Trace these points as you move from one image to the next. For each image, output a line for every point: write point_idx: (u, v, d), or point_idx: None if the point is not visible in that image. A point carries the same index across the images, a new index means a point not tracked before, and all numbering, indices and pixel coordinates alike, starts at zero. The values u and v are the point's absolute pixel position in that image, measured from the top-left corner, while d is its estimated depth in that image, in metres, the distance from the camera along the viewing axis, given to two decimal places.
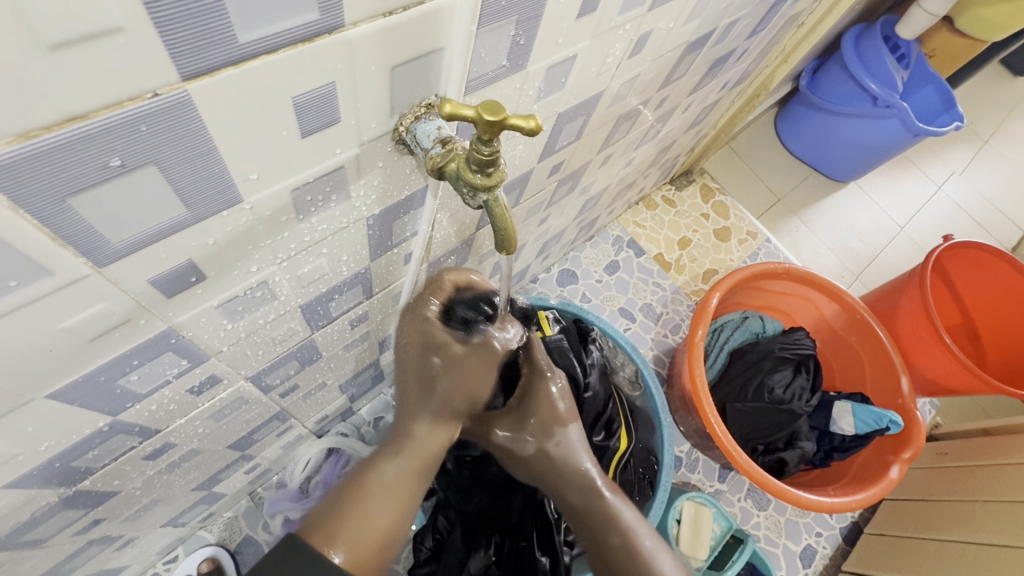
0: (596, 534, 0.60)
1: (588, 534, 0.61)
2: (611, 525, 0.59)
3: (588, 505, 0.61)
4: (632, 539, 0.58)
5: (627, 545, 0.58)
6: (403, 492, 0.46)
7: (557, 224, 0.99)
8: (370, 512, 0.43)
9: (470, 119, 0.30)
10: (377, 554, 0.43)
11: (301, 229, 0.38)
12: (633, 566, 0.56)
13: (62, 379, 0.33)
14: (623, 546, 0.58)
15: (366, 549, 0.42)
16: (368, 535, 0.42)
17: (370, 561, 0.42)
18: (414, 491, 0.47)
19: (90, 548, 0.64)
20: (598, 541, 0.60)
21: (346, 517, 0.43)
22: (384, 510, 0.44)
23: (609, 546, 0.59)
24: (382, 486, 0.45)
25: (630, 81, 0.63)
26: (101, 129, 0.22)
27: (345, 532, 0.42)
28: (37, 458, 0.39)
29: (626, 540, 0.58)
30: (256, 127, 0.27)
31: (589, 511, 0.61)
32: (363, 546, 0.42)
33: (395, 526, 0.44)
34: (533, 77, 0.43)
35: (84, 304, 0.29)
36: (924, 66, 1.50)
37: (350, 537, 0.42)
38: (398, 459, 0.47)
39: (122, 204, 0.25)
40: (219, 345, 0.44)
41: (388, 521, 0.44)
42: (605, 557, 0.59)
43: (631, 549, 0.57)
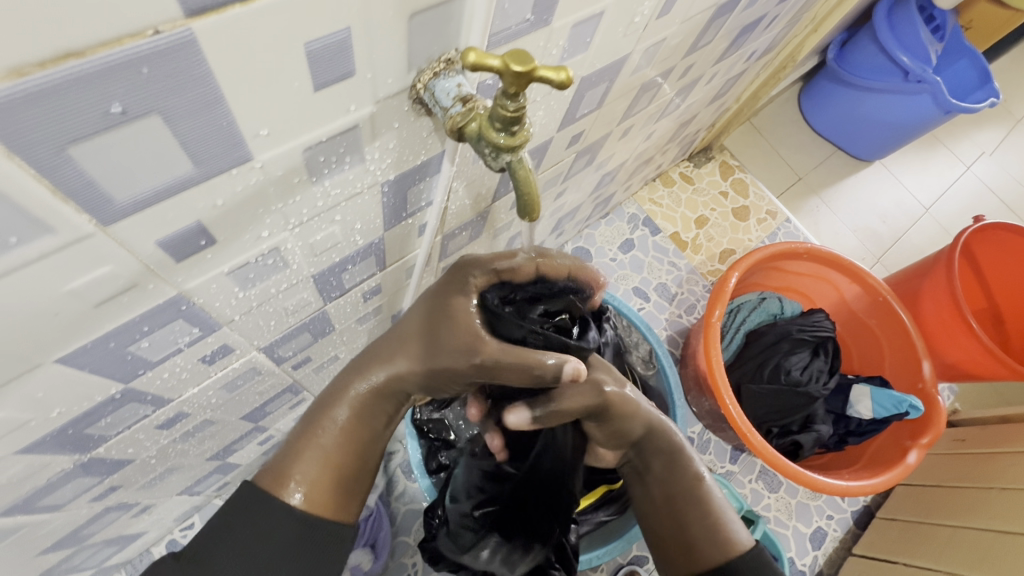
0: (670, 475, 0.58)
1: (658, 477, 0.58)
2: (689, 469, 0.58)
3: (669, 448, 0.59)
4: (705, 484, 0.57)
5: (701, 493, 0.57)
6: (358, 434, 0.46)
7: (573, 199, 0.96)
8: (324, 452, 0.45)
9: (496, 70, 0.28)
10: (333, 489, 0.45)
11: (313, 192, 0.36)
12: (706, 514, 0.55)
13: (70, 344, 0.32)
14: (697, 488, 0.57)
15: (321, 487, 0.44)
16: (327, 474, 0.45)
17: (328, 495, 0.45)
18: (367, 429, 0.47)
19: (107, 514, 0.64)
20: (669, 484, 0.57)
21: (300, 459, 0.44)
22: (342, 450, 0.45)
23: (682, 488, 0.57)
24: (335, 427, 0.45)
25: (655, 47, 0.59)
26: (100, 69, 0.20)
27: (299, 474, 0.44)
28: (49, 425, 0.38)
29: (692, 481, 0.57)
30: (266, 77, 0.25)
31: (663, 453, 0.59)
32: (321, 484, 0.44)
33: (352, 462, 0.46)
34: (558, 35, 0.41)
35: (89, 265, 0.28)
36: (959, 38, 1.42)
37: (306, 476, 0.44)
38: (357, 398, 0.46)
39: (124, 157, 0.24)
40: (231, 314, 0.42)
41: (343, 458, 0.45)
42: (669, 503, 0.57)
43: (704, 493, 0.57)
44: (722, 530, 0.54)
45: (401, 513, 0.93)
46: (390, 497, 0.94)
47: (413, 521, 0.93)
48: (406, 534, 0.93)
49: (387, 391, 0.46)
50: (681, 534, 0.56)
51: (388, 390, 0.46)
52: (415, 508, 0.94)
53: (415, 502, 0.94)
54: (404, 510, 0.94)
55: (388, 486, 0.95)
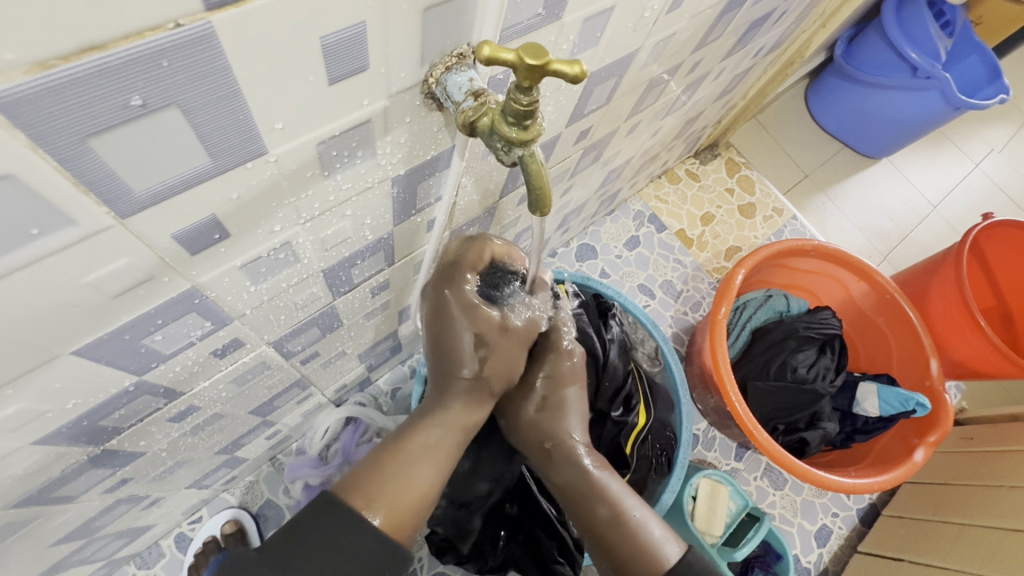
0: (585, 513, 0.59)
1: (577, 514, 0.60)
2: (598, 501, 0.58)
3: (576, 484, 0.60)
4: (621, 510, 0.57)
5: (617, 520, 0.57)
6: (438, 458, 0.51)
7: (579, 196, 0.96)
8: (408, 479, 0.48)
9: (510, 64, 0.28)
10: (411, 517, 0.47)
11: (325, 186, 0.36)
12: (625, 541, 0.55)
13: (87, 336, 0.33)
14: (610, 518, 0.57)
15: (402, 514, 0.47)
16: (408, 499, 0.47)
17: (408, 521, 0.47)
18: (444, 460, 0.52)
19: (118, 507, 0.65)
20: (586, 520, 0.59)
21: (386, 482, 0.47)
22: (422, 477, 0.49)
23: (600, 520, 0.57)
24: (420, 451, 0.51)
25: (664, 42, 0.59)
26: (122, 61, 0.20)
27: (383, 496, 0.46)
28: (64, 417, 0.39)
29: (614, 511, 0.57)
30: (282, 71, 0.25)
31: (575, 489, 0.60)
32: (400, 509, 0.47)
33: (431, 491, 0.50)
34: (569, 30, 0.41)
35: (107, 257, 0.28)
36: (969, 34, 1.41)
37: (388, 499, 0.46)
38: (439, 427, 0.53)
39: (143, 149, 0.24)
40: (242, 308, 0.43)
41: (425, 488, 0.49)
42: (597, 536, 0.58)
43: (620, 519, 0.57)
44: (640, 555, 0.54)
45: None
46: None
47: None
48: None
49: (461, 417, 0.55)
50: (613, 567, 0.56)
51: (463, 422, 0.55)
52: None
53: None
54: None
55: None
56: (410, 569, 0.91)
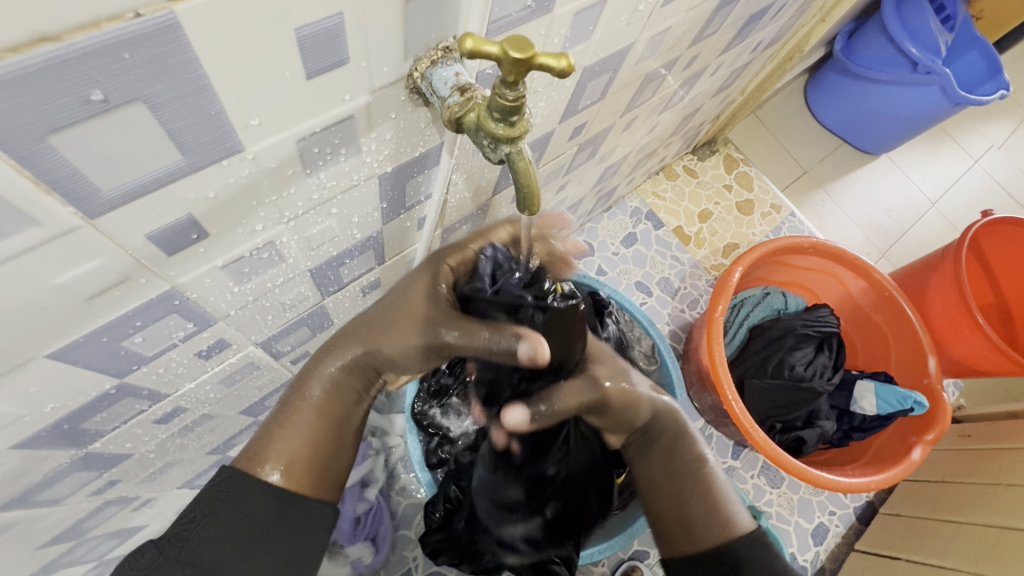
0: (670, 454, 0.55)
1: (657, 452, 0.56)
2: (689, 447, 0.55)
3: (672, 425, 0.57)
4: (705, 459, 0.55)
5: (702, 471, 0.54)
6: (335, 409, 0.46)
7: (575, 193, 0.95)
8: (298, 429, 0.44)
9: (494, 57, 0.27)
10: (311, 468, 0.44)
11: (309, 184, 0.35)
12: (706, 491, 0.53)
13: (61, 339, 0.32)
14: (696, 465, 0.54)
15: (301, 465, 0.44)
16: (304, 452, 0.44)
17: (306, 474, 0.44)
18: (344, 406, 0.47)
19: (107, 508, 0.64)
20: (666, 461, 0.55)
21: (275, 437, 0.44)
22: (316, 428, 0.45)
23: (684, 465, 0.55)
24: (308, 405, 0.45)
25: (660, 36, 0.58)
26: (79, 53, 0.19)
27: (276, 450, 0.43)
28: (44, 421, 0.38)
29: (699, 458, 0.55)
30: (255, 65, 0.24)
31: (660, 431, 0.57)
32: (299, 461, 0.44)
33: (328, 438, 0.45)
34: (560, 23, 0.39)
35: (77, 258, 0.27)
36: (970, 29, 1.40)
37: (281, 455, 0.43)
38: (324, 375, 0.46)
39: (108, 146, 0.23)
40: (226, 308, 0.42)
41: (318, 436, 0.45)
42: (672, 479, 0.55)
43: (704, 469, 0.54)
44: (721, 507, 0.52)
45: (402, 507, 0.93)
46: (390, 491, 0.94)
47: (413, 515, 0.93)
48: (407, 528, 0.92)
49: (357, 366, 0.47)
50: (680, 515, 0.53)
51: (362, 364, 0.47)
52: (416, 502, 0.94)
53: (416, 496, 0.94)
54: (405, 504, 0.94)
55: (388, 480, 0.95)
56: (405, 568, 0.90)
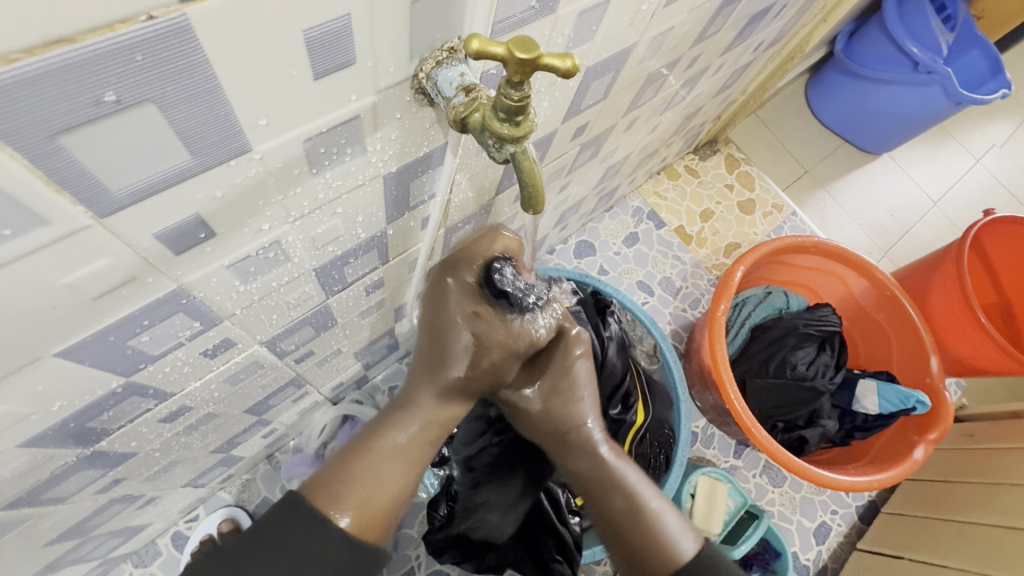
0: (599, 502, 0.55)
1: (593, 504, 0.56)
2: (615, 490, 0.54)
3: (594, 470, 0.56)
4: (638, 501, 0.53)
5: (633, 508, 0.53)
6: (415, 458, 0.46)
7: (577, 192, 0.95)
8: (380, 478, 0.44)
9: (500, 58, 0.27)
10: (383, 517, 0.43)
11: (314, 184, 0.35)
12: (640, 532, 0.51)
13: (69, 338, 0.32)
14: (627, 509, 0.53)
15: (372, 513, 0.42)
16: (378, 501, 0.43)
17: (377, 525, 0.43)
18: (422, 458, 0.47)
19: (112, 507, 0.64)
20: (598, 510, 0.55)
21: (354, 481, 0.43)
22: (391, 474, 0.44)
23: (614, 510, 0.53)
24: (392, 450, 0.45)
25: (662, 36, 0.58)
26: (92, 55, 0.20)
27: (353, 495, 0.42)
28: (51, 418, 0.38)
29: (631, 502, 0.53)
30: (263, 66, 0.25)
31: (589, 478, 0.56)
32: (371, 509, 0.42)
33: (405, 490, 0.45)
34: (563, 23, 0.40)
35: (86, 258, 0.28)
36: (971, 28, 1.40)
37: (359, 500, 0.42)
38: (407, 423, 0.47)
39: (118, 145, 0.23)
40: (232, 308, 0.42)
41: (397, 487, 0.44)
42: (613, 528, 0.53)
43: (636, 507, 0.53)
44: (658, 547, 0.50)
45: None
46: None
47: (416, 514, 0.93)
48: (409, 527, 0.93)
49: (443, 417, 0.49)
50: (626, 560, 0.52)
51: (440, 421, 0.49)
52: (418, 501, 0.94)
53: (418, 495, 0.94)
54: (407, 503, 0.94)
55: None
56: (408, 567, 0.90)
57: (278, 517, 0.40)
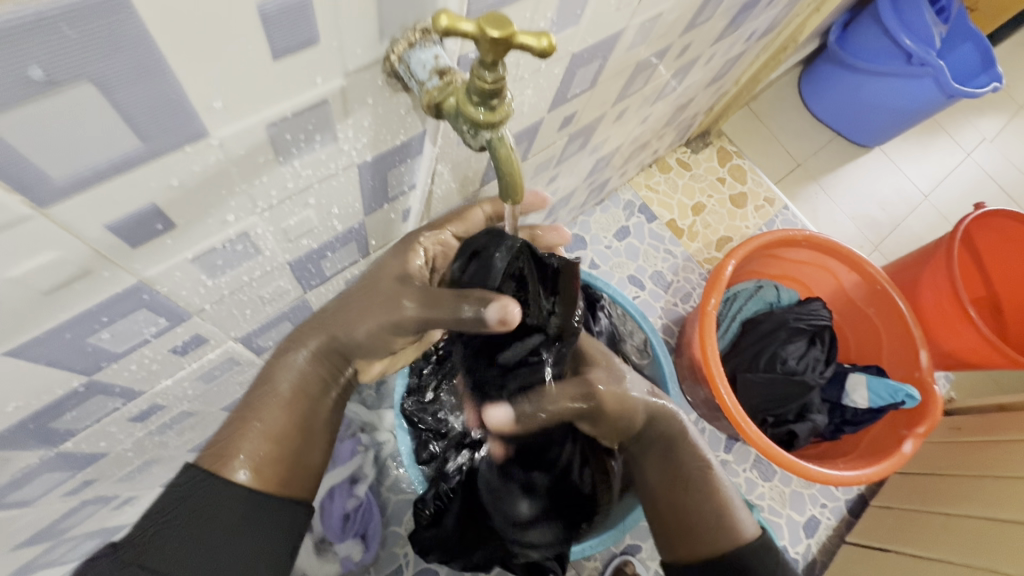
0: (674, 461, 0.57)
1: (656, 468, 0.58)
2: (692, 453, 0.57)
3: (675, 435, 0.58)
4: (709, 469, 0.57)
5: (705, 476, 0.56)
6: (302, 402, 0.46)
7: (566, 185, 0.93)
8: (264, 429, 0.44)
9: (472, 37, 0.25)
10: (282, 464, 0.44)
11: (282, 173, 0.33)
12: (709, 497, 0.55)
13: (19, 336, 0.30)
14: (700, 471, 0.56)
15: (267, 464, 0.43)
16: (272, 449, 0.44)
17: (278, 470, 0.44)
18: (309, 398, 0.47)
19: (86, 508, 0.63)
20: (666, 468, 0.57)
21: (241, 436, 0.43)
22: (281, 421, 0.45)
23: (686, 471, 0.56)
24: (275, 399, 0.45)
25: (651, 23, 0.57)
26: (12, 27, 0.18)
27: (245, 451, 0.43)
28: (7, 420, 0.36)
29: (702, 470, 0.56)
30: (214, 44, 0.23)
31: (661, 440, 0.59)
32: (267, 460, 0.43)
33: (297, 432, 0.45)
34: (545, 6, 0.38)
35: (30, 250, 0.26)
36: (964, 20, 1.39)
37: (251, 452, 0.43)
38: (292, 370, 0.46)
39: (54, 129, 0.22)
40: (200, 303, 0.40)
41: (285, 430, 0.45)
42: (673, 490, 0.56)
43: (709, 475, 0.56)
44: (722, 515, 0.53)
45: (392, 503, 0.92)
46: (380, 487, 0.93)
47: (403, 511, 0.92)
48: (397, 524, 0.91)
49: (325, 351, 0.47)
50: (678, 518, 0.55)
51: (327, 358, 0.47)
52: (406, 498, 0.93)
53: (406, 491, 0.93)
54: (395, 500, 0.93)
55: (378, 476, 0.94)
56: (396, 565, 0.89)
57: (179, 486, 0.41)
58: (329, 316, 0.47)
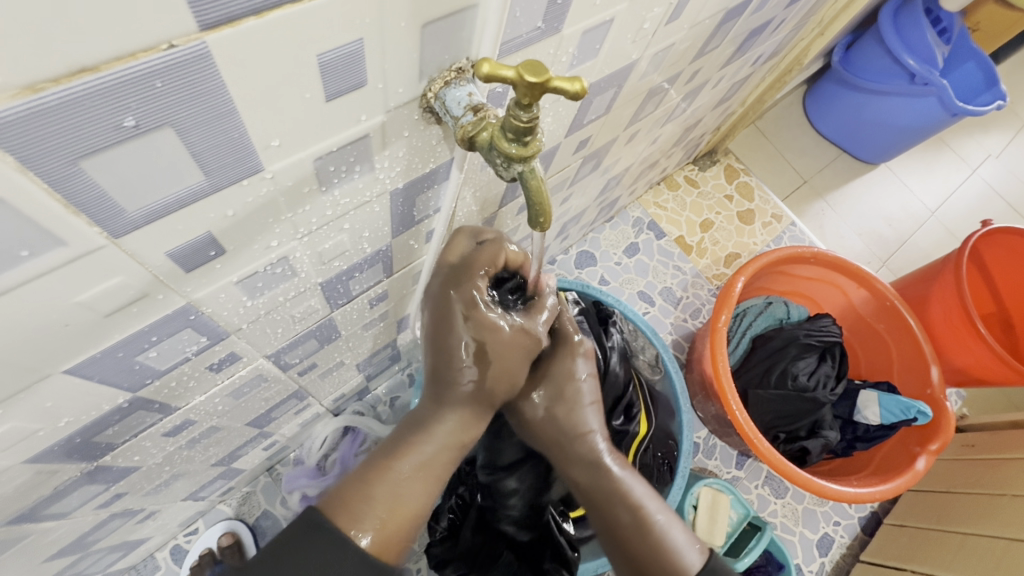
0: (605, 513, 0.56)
1: (598, 514, 0.57)
2: (618, 499, 0.56)
3: (592, 482, 0.58)
4: (644, 513, 0.54)
5: (640, 528, 0.54)
6: (437, 473, 0.47)
7: (578, 204, 0.96)
8: (400, 499, 0.44)
9: (510, 80, 0.28)
10: (402, 538, 0.43)
11: (323, 202, 0.36)
12: (645, 541, 0.53)
13: (77, 356, 0.32)
14: (632, 522, 0.54)
15: (393, 536, 0.43)
16: (394, 519, 0.43)
17: (396, 545, 0.43)
18: (440, 474, 0.47)
19: (113, 521, 0.64)
20: (607, 522, 0.56)
21: (375, 501, 0.43)
22: (411, 493, 0.45)
23: (621, 526, 0.55)
24: (412, 470, 0.45)
25: (663, 53, 0.59)
26: (115, 83, 0.20)
27: (376, 515, 0.42)
28: (56, 435, 0.38)
29: (636, 515, 0.54)
30: (278, 90, 0.25)
31: (596, 485, 0.57)
32: (392, 533, 0.43)
33: (423, 511, 0.45)
34: (568, 42, 0.40)
35: (98, 278, 0.28)
36: (966, 41, 1.42)
37: (379, 520, 0.42)
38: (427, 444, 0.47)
39: (135, 168, 0.24)
40: (238, 322, 0.42)
41: (417, 508, 0.45)
42: (615, 536, 0.55)
43: (643, 522, 0.54)
44: (666, 559, 0.51)
45: None
46: None
47: (417, 527, 0.93)
48: None
49: (451, 435, 0.48)
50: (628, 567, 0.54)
51: (461, 440, 0.49)
52: None
53: None
54: None
55: None
56: None
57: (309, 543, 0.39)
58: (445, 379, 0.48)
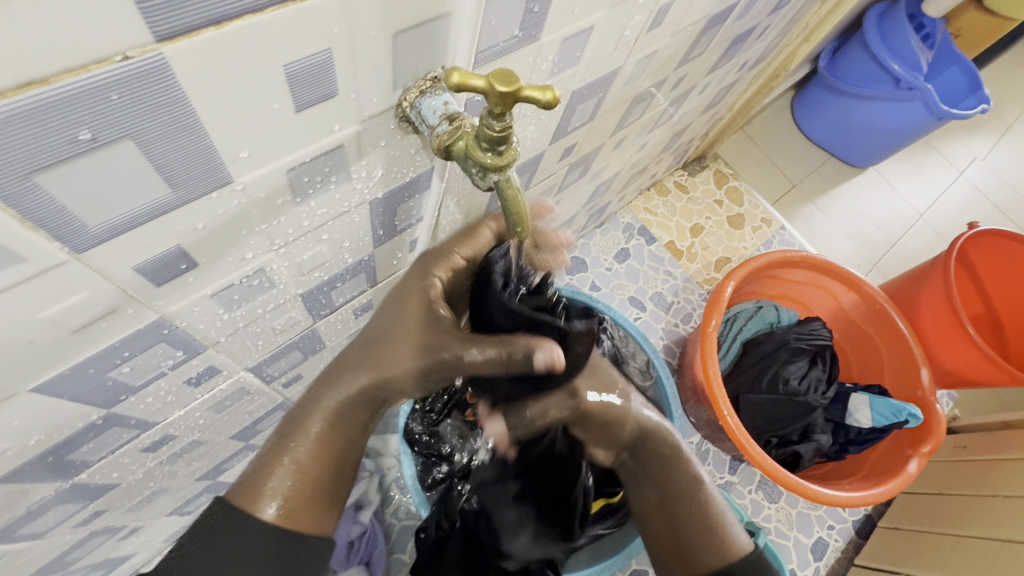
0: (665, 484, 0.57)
1: (656, 485, 0.57)
2: (685, 474, 0.57)
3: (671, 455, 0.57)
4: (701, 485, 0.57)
5: (698, 497, 0.57)
6: (340, 443, 0.42)
7: (567, 210, 0.95)
8: (298, 464, 0.41)
9: (481, 91, 0.27)
10: (310, 503, 0.42)
11: (299, 213, 0.35)
12: (703, 517, 0.56)
13: (44, 373, 0.31)
14: (693, 491, 0.56)
15: (297, 499, 0.41)
16: (302, 485, 0.41)
17: (304, 512, 0.41)
18: (348, 439, 0.43)
19: (93, 539, 0.62)
20: (664, 492, 0.57)
21: (272, 470, 0.41)
22: (317, 460, 0.42)
23: (680, 492, 0.57)
24: (309, 441, 0.41)
25: (647, 59, 0.59)
26: (68, 95, 0.19)
27: (275, 484, 0.41)
28: (25, 455, 0.37)
29: (696, 489, 0.57)
30: (243, 98, 0.25)
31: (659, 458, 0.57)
32: (297, 499, 0.41)
33: (327, 475, 0.42)
34: (547, 50, 0.40)
35: (62, 293, 0.27)
36: (949, 46, 1.43)
37: (279, 488, 0.40)
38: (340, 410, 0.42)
39: (96, 183, 0.23)
40: (216, 336, 0.42)
41: (320, 472, 0.42)
42: (673, 505, 0.56)
43: (700, 493, 0.57)
44: (720, 536, 0.55)
45: (396, 530, 0.92)
46: (385, 513, 0.92)
47: (407, 538, 0.91)
48: (401, 551, 0.91)
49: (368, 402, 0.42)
50: (681, 539, 0.56)
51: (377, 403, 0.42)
52: (411, 525, 0.92)
53: (411, 518, 0.93)
54: (399, 527, 0.92)
55: (383, 503, 0.93)
56: None
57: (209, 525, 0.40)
58: (376, 346, 0.42)
